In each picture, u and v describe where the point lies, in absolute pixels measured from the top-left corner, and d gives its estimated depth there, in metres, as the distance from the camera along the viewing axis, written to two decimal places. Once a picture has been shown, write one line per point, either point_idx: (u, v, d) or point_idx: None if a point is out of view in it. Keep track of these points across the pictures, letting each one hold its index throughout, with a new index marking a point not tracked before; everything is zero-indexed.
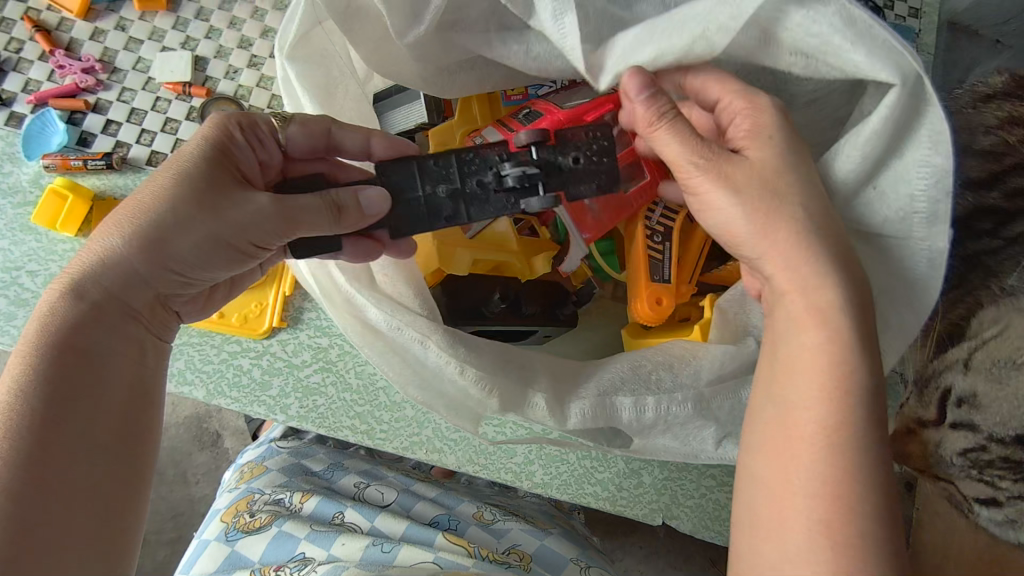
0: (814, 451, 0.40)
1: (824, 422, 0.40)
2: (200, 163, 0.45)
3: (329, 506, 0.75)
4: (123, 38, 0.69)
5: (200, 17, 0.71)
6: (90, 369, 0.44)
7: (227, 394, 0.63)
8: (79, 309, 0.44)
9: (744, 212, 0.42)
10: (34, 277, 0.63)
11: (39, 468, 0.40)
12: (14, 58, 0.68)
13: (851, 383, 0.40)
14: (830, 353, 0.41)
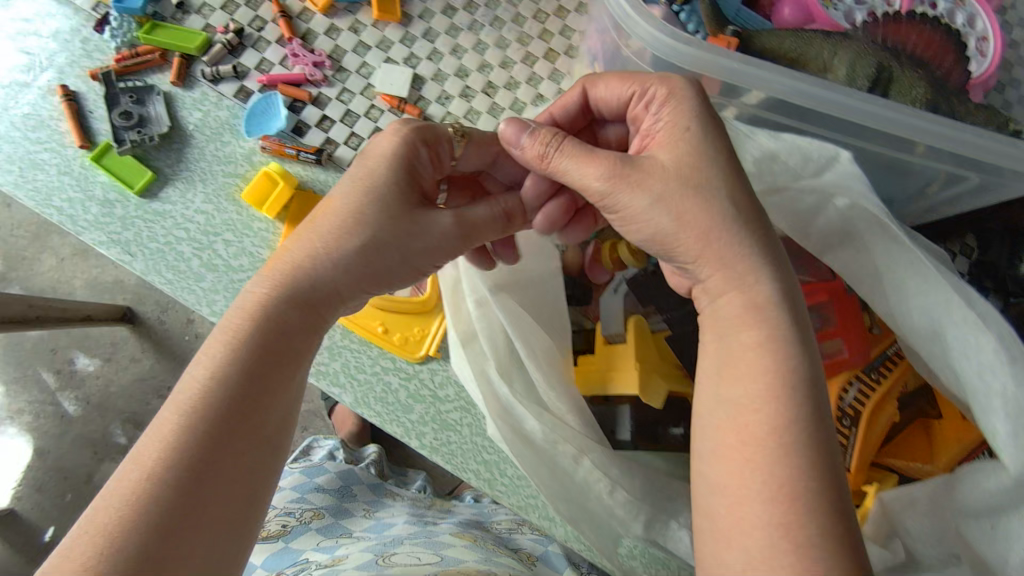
0: (757, 451, 0.42)
1: (774, 423, 0.42)
2: (387, 196, 0.52)
3: (336, 526, 0.80)
4: (354, 40, 0.72)
5: (427, 37, 0.74)
6: (273, 335, 0.47)
7: (372, 407, 0.65)
8: (289, 309, 0.49)
9: (662, 218, 0.47)
10: (228, 246, 0.67)
11: (216, 435, 0.43)
12: (254, 35, 0.71)
13: (791, 374, 0.43)
14: (761, 356, 0.45)
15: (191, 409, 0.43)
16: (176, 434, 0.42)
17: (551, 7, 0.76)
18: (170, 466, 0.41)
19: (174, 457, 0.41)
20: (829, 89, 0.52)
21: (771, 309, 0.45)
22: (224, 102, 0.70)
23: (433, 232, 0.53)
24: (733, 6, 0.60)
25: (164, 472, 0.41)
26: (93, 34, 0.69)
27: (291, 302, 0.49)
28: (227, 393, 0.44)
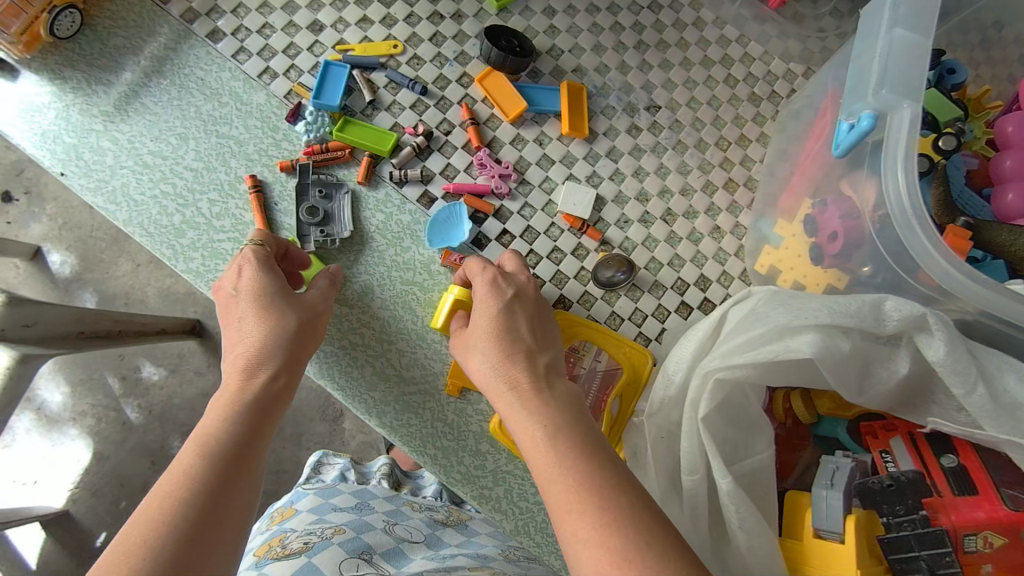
0: (586, 520, 0.44)
1: (598, 492, 0.45)
2: (268, 275, 0.58)
3: (358, 542, 0.74)
4: (538, 152, 0.71)
5: (611, 155, 0.73)
6: (253, 393, 0.52)
7: (532, 537, 0.64)
8: (256, 378, 0.53)
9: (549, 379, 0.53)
10: (401, 355, 0.66)
11: (224, 482, 0.46)
12: (442, 138, 0.70)
13: (561, 445, 0.48)
14: (567, 450, 0.48)
15: (207, 440, 0.48)
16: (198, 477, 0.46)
17: (733, 135, 0.75)
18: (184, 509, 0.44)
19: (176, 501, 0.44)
20: None
21: (538, 400, 0.51)
22: (407, 205, 0.69)
23: (308, 310, 0.58)
24: (959, 188, 0.60)
25: (174, 513, 0.43)
26: (283, 123, 0.68)
27: (272, 365, 0.54)
28: (222, 453, 0.48)
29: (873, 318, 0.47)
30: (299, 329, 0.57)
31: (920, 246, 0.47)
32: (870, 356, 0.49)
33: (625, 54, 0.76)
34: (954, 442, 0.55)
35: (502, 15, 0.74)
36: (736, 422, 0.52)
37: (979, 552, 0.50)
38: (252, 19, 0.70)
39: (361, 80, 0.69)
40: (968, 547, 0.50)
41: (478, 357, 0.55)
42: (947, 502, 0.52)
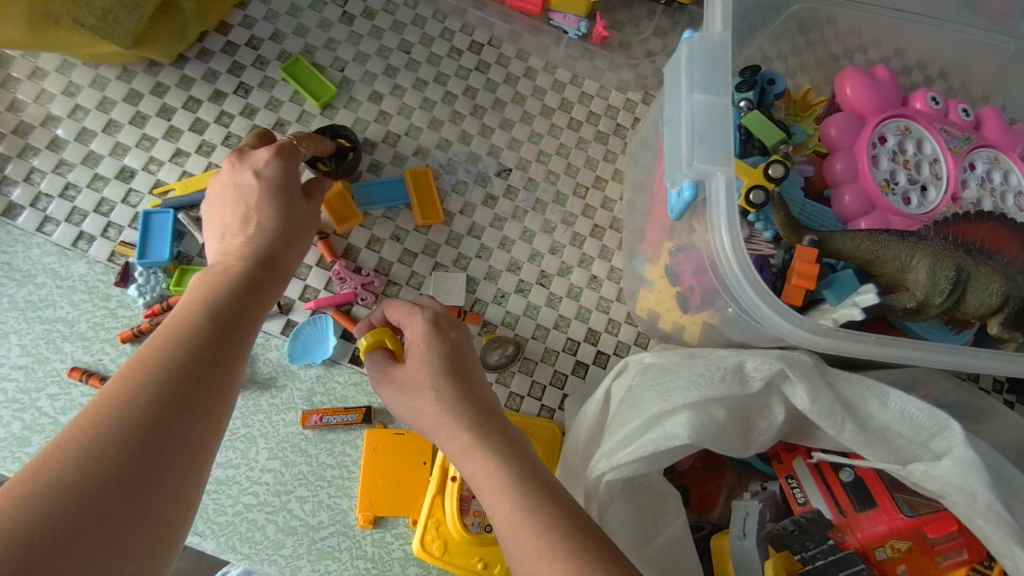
0: (546, 557, 0.38)
1: (552, 534, 0.39)
2: (276, 240, 0.51)
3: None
4: (398, 249, 0.69)
5: (472, 232, 0.71)
6: (176, 354, 0.40)
7: None
8: (198, 329, 0.42)
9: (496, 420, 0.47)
10: (304, 503, 0.62)
11: (200, 363, 0.40)
12: None
13: (515, 475, 0.43)
14: (515, 494, 0.42)
15: (130, 393, 0.37)
16: (172, 353, 0.40)
17: (588, 179, 0.75)
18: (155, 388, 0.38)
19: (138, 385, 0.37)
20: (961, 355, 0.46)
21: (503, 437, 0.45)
22: (273, 341, 0.65)
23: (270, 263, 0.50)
24: (800, 203, 0.61)
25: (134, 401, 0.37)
26: (114, 289, 0.63)
27: (209, 322, 0.43)
28: (211, 329, 0.42)
29: (735, 383, 0.47)
30: (253, 294, 0.47)
31: (751, 304, 0.46)
32: (745, 413, 0.50)
33: (463, 123, 0.74)
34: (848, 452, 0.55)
35: (327, 112, 0.71)
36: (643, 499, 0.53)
37: (891, 559, 0.53)
38: (52, 182, 0.64)
39: (189, 222, 0.64)
40: (881, 557, 0.53)
41: (424, 399, 0.47)
42: (851, 520, 0.53)
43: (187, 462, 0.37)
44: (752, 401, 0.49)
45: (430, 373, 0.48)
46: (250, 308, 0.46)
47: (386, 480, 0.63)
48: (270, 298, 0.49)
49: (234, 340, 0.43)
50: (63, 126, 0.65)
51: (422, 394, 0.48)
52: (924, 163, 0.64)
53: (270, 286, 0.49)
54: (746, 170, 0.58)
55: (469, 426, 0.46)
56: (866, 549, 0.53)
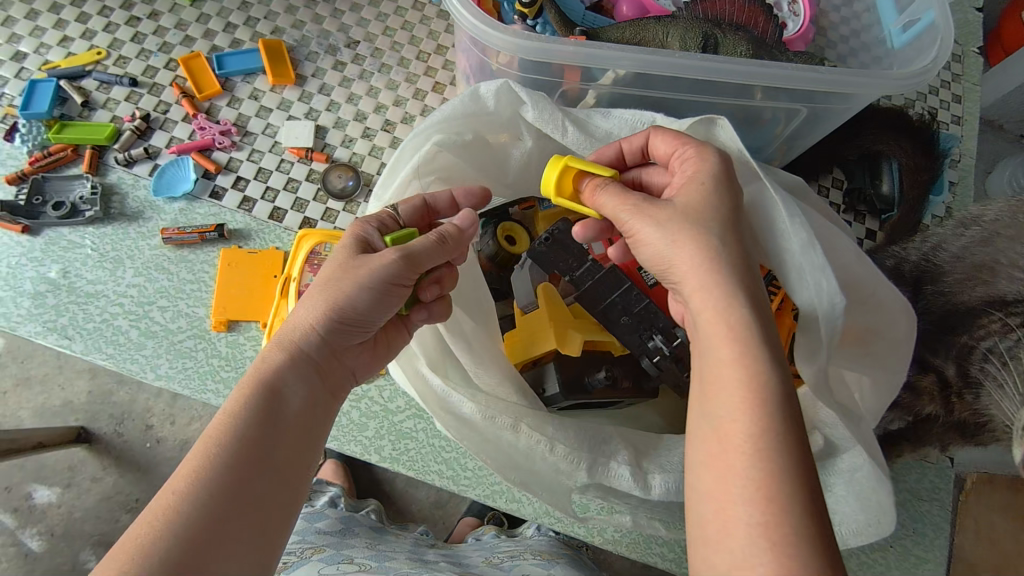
0: (741, 454, 0.40)
1: (750, 430, 0.40)
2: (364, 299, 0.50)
3: (340, 556, 0.81)
4: (255, 106, 0.78)
5: (323, 91, 0.80)
6: (279, 401, 0.48)
7: (328, 432, 0.68)
8: (294, 371, 0.50)
9: (666, 238, 0.46)
10: (164, 311, 0.70)
11: (256, 441, 0.46)
12: (161, 117, 0.77)
13: (765, 386, 0.41)
14: (740, 368, 0.42)
15: (215, 450, 0.44)
16: (249, 410, 0.47)
17: (430, 47, 0.85)
18: (246, 416, 0.46)
19: (217, 440, 0.45)
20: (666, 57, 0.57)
21: (761, 347, 0.43)
22: (140, 182, 0.74)
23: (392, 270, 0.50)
24: (579, 15, 0.69)
25: (221, 432, 0.45)
26: (3, 143, 0.73)
27: (305, 369, 0.50)
28: (268, 417, 0.47)
29: (475, 103, 0.55)
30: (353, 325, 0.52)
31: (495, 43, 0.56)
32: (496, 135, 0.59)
33: (316, 7, 0.85)
34: None
35: (196, 4, 0.82)
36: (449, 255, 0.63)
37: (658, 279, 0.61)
38: None
39: (69, 88, 0.75)
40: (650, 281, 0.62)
41: (682, 230, 0.46)
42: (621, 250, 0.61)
43: (271, 520, 0.45)
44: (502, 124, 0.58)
45: (709, 233, 0.45)
46: (320, 377, 0.51)
47: (238, 289, 0.70)
48: (375, 308, 0.52)
49: (323, 388, 0.52)
50: None
51: (702, 249, 0.45)
52: None
53: (348, 339, 0.53)
54: None
55: (691, 293, 0.45)
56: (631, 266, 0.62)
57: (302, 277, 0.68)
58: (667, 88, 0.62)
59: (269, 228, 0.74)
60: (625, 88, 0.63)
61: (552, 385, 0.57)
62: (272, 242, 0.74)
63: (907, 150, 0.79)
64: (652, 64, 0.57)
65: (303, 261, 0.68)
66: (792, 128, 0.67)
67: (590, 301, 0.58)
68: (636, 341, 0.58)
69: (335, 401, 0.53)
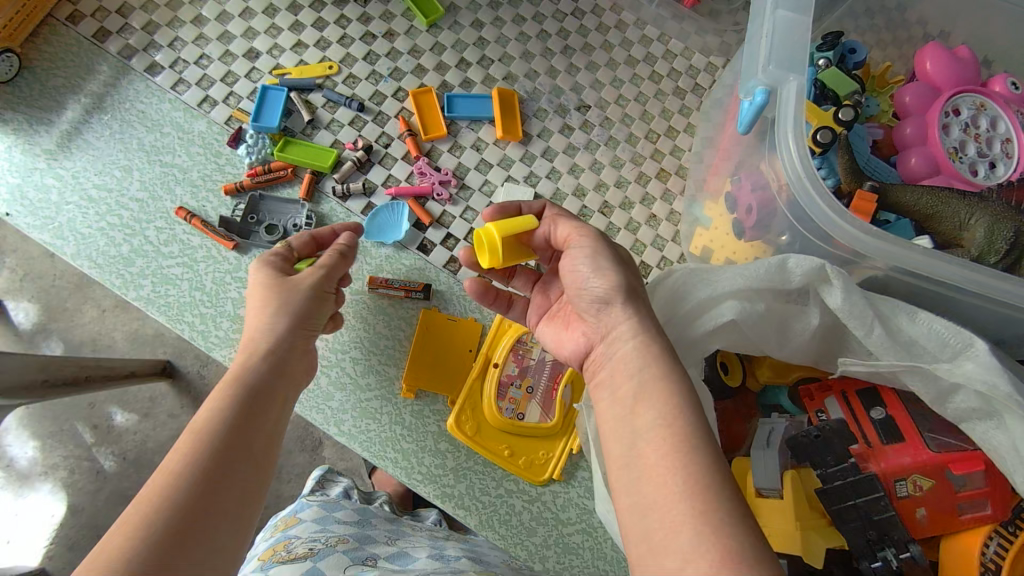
0: (690, 500, 0.39)
1: (686, 467, 0.41)
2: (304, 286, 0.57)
3: (363, 552, 0.65)
4: (476, 157, 0.74)
5: (546, 156, 0.76)
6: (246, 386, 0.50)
7: (496, 530, 0.65)
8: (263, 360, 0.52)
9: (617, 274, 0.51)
10: (356, 363, 0.67)
11: (252, 412, 0.49)
12: (382, 151, 0.73)
13: (681, 411, 0.44)
14: (664, 395, 0.45)
15: (189, 443, 0.45)
16: (233, 398, 0.49)
17: (661, 127, 0.79)
18: (232, 401, 0.48)
19: (208, 426, 0.46)
20: (986, 274, 0.52)
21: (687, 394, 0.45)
22: (352, 218, 0.71)
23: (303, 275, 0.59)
24: (865, 157, 0.63)
25: (214, 414, 0.47)
26: (226, 148, 0.70)
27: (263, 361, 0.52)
28: (246, 403, 0.49)
29: (780, 274, 0.50)
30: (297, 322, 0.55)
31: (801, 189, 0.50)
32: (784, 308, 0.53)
33: (552, 59, 0.79)
34: (883, 395, 0.57)
35: (433, 30, 0.78)
36: None
37: (911, 497, 0.54)
38: (189, 50, 0.73)
39: (299, 102, 0.72)
40: (900, 492, 0.54)
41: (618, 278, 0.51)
42: (877, 451, 0.55)
43: (254, 490, 0.46)
44: (794, 300, 0.53)
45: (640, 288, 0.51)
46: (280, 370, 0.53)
47: (434, 358, 0.68)
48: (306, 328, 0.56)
49: (283, 381, 0.53)
50: (207, 7, 0.74)
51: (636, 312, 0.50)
52: (995, 140, 0.65)
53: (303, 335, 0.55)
54: (816, 113, 0.61)
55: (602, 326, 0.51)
56: (886, 477, 0.54)
57: (504, 365, 0.66)
58: (955, 291, 0.56)
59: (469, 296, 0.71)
60: (897, 276, 0.56)
61: None
62: (471, 311, 0.70)
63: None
64: (946, 272, 0.53)
65: (508, 349, 0.67)
66: None
67: (827, 497, 0.54)
68: (864, 550, 0.53)
69: (292, 402, 0.53)
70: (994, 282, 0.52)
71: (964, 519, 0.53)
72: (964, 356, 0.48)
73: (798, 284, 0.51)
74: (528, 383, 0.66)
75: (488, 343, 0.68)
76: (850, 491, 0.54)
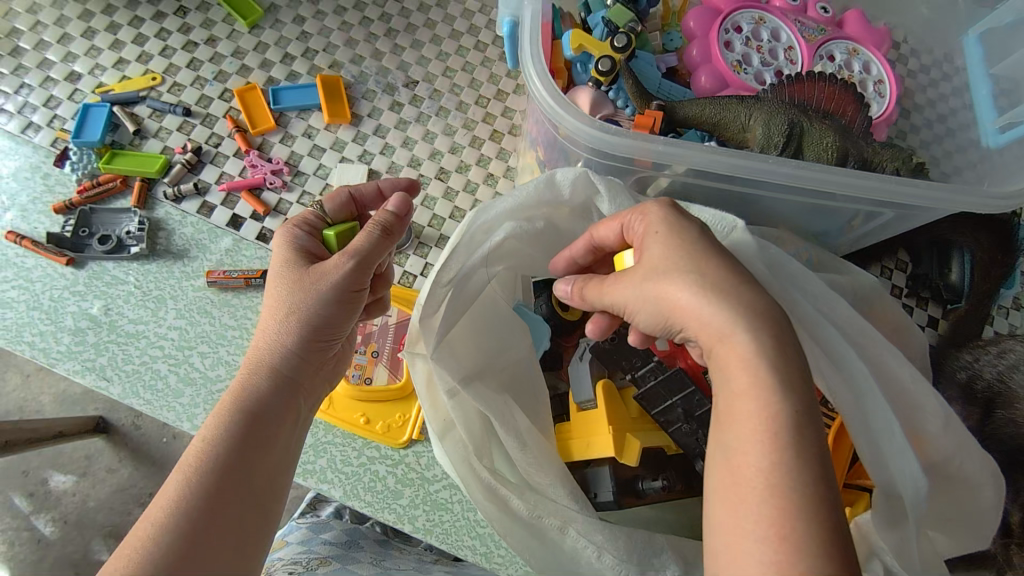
0: (768, 516, 0.36)
1: (761, 464, 0.37)
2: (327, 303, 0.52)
3: (342, 572, 0.62)
4: (308, 144, 0.76)
5: (378, 133, 0.78)
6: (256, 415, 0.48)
7: (361, 498, 0.64)
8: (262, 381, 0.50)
9: (697, 279, 0.42)
10: (204, 358, 0.68)
11: (244, 464, 0.47)
12: (212, 151, 0.74)
13: (781, 413, 0.38)
14: (750, 396, 0.39)
15: (180, 487, 0.44)
16: (191, 498, 0.44)
17: (491, 92, 0.82)
18: (191, 503, 0.44)
19: (157, 538, 0.42)
20: (757, 160, 0.54)
21: (791, 387, 0.38)
22: (188, 218, 0.72)
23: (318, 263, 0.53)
24: (656, 82, 0.66)
25: (170, 520, 0.43)
26: (53, 169, 0.71)
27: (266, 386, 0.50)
28: (244, 436, 0.47)
29: (549, 190, 0.54)
30: (323, 329, 0.52)
31: (550, 110, 0.52)
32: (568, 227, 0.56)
33: (376, 42, 0.82)
34: None
35: (254, 31, 0.80)
36: (500, 322, 0.60)
37: None
38: (9, 81, 0.74)
39: (122, 115, 0.74)
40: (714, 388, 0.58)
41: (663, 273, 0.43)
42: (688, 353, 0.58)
43: (257, 528, 0.46)
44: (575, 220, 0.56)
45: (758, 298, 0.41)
46: (291, 386, 0.51)
47: None
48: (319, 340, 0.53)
49: (297, 408, 0.52)
50: (24, 38, 0.76)
51: (718, 295, 0.41)
52: (779, 49, 0.68)
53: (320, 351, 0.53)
54: (594, 44, 0.63)
55: (664, 305, 0.43)
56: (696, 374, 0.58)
57: None
58: (741, 186, 0.58)
59: None
60: (687, 181, 0.59)
61: (606, 490, 0.57)
62: None
63: (983, 243, 0.72)
64: (717, 165, 0.54)
65: None
66: (872, 226, 0.63)
67: (649, 401, 0.57)
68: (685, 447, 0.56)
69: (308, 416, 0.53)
70: (763, 165, 0.54)
71: None
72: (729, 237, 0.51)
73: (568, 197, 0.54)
74: (373, 348, 0.67)
75: None
76: (665, 392, 0.57)
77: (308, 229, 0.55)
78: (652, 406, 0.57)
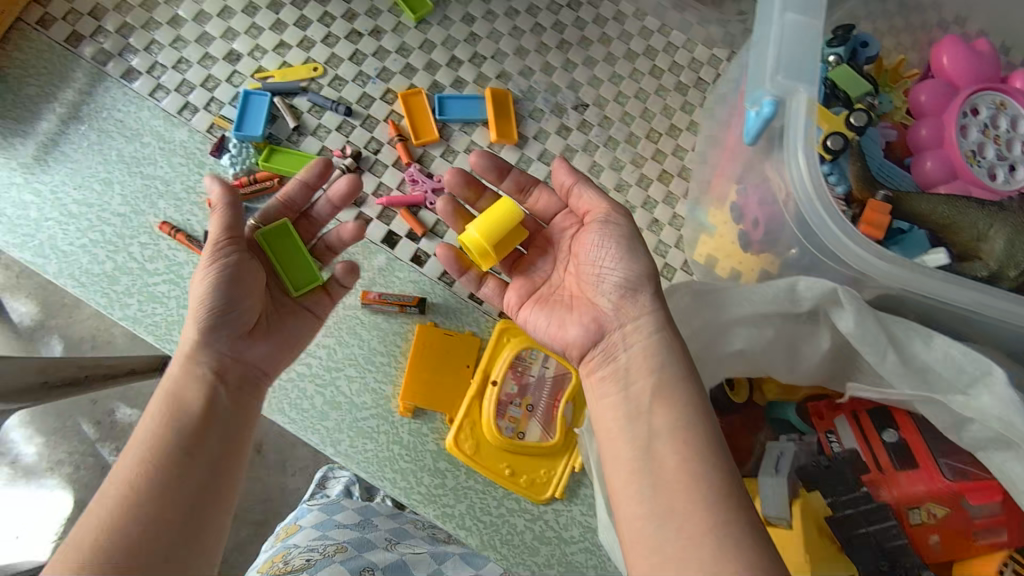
0: (694, 532, 0.41)
1: (716, 481, 0.43)
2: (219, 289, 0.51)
3: (360, 560, 0.60)
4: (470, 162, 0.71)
5: (543, 158, 0.72)
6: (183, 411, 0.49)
7: (498, 550, 0.64)
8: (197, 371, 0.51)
9: (618, 265, 0.51)
10: (351, 382, 0.66)
11: (190, 454, 0.47)
12: (372, 158, 0.70)
13: (697, 436, 0.45)
14: (681, 437, 0.45)
15: (132, 475, 0.45)
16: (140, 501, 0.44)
17: (663, 126, 0.76)
18: (145, 491, 0.44)
19: (113, 529, 0.42)
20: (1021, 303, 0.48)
21: (667, 408, 0.47)
22: (343, 229, 0.68)
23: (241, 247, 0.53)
24: (878, 162, 0.60)
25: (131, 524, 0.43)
26: (209, 158, 0.68)
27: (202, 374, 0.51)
28: (175, 429, 0.48)
29: (789, 298, 0.49)
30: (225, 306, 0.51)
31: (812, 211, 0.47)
32: (790, 338, 0.51)
33: (548, 54, 0.75)
34: (895, 416, 0.56)
35: (421, 26, 0.74)
36: None
37: (924, 524, 0.53)
38: (167, 53, 0.69)
39: (283, 107, 0.69)
40: (913, 520, 0.53)
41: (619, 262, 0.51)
42: (890, 477, 0.54)
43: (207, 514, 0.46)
44: (796, 331, 0.51)
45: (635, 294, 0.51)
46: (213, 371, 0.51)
47: (431, 374, 0.66)
48: (220, 327, 0.52)
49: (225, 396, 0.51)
50: (183, 6, 0.70)
51: (635, 316, 0.51)
52: (1016, 142, 0.62)
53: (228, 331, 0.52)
54: (827, 117, 0.58)
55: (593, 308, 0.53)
56: (900, 504, 0.53)
57: (504, 383, 0.65)
58: (980, 316, 0.52)
59: (467, 309, 0.69)
60: (913, 298, 0.53)
61: None
62: (468, 324, 0.69)
63: None
64: (960, 298, 0.49)
65: (507, 366, 0.65)
66: None
67: (842, 523, 0.53)
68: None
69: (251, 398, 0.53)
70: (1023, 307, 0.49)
71: (979, 548, 0.52)
72: (981, 385, 0.47)
73: (804, 310, 0.49)
74: (528, 402, 0.65)
75: (486, 360, 0.66)
76: (861, 517, 0.53)
77: (225, 248, 0.52)
78: (843, 530, 0.53)
